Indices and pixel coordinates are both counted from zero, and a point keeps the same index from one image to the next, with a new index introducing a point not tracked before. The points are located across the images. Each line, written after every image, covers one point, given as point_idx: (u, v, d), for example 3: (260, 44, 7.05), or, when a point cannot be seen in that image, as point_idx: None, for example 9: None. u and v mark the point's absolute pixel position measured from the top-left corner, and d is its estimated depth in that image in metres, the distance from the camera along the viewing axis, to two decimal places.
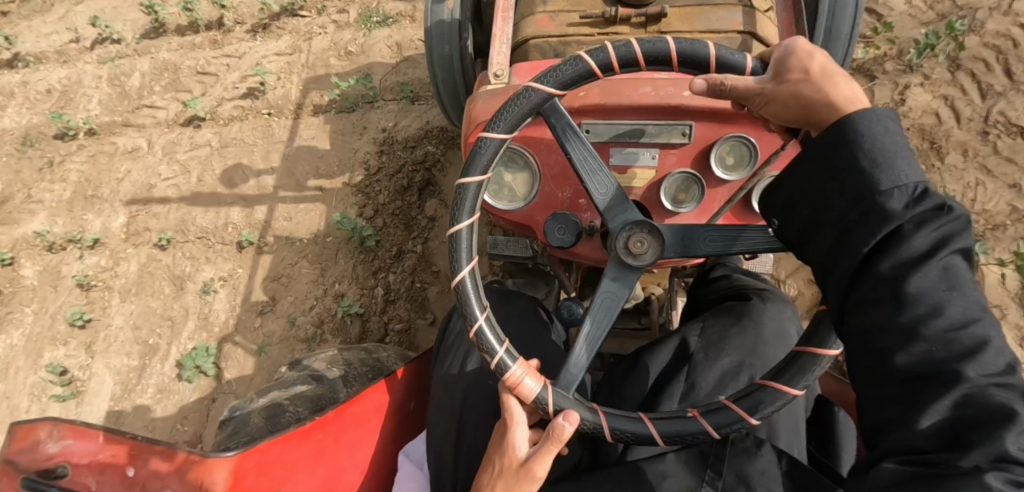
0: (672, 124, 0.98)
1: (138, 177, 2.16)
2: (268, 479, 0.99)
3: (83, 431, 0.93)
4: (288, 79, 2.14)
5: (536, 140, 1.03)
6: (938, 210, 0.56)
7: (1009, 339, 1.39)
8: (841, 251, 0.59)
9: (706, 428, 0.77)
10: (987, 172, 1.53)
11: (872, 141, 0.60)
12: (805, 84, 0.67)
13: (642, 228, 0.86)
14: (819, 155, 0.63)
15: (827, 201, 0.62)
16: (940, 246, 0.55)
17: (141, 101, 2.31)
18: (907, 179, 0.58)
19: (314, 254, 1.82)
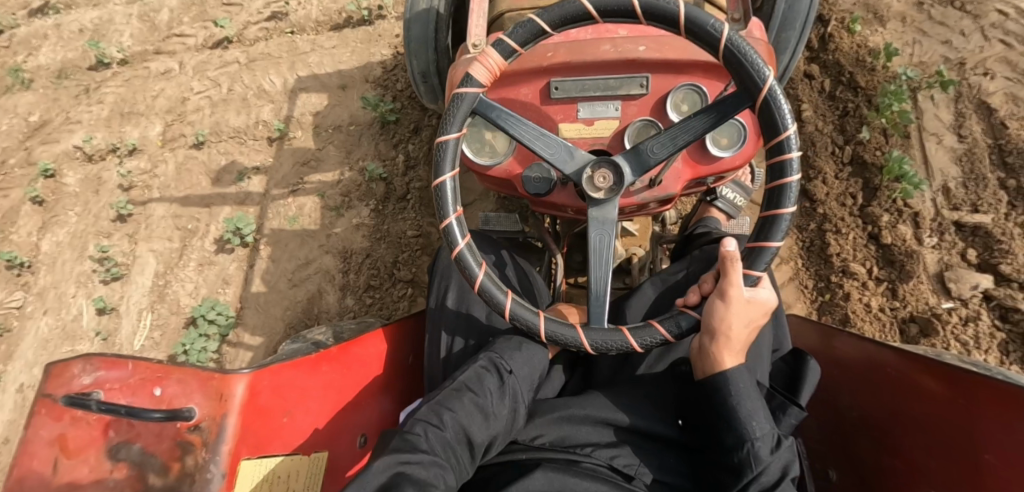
0: (630, 79, 1.12)
1: (173, 92, 2.37)
2: (281, 400, 1.10)
3: (112, 362, 0.96)
4: (308, 2, 2.37)
5: (512, 100, 1.17)
6: (785, 450, 0.93)
7: (945, 158, 1.64)
8: (716, 456, 0.97)
9: (667, 337, 0.94)
10: (924, 33, 1.81)
11: (743, 394, 0.96)
12: (730, 330, 0.95)
13: (608, 164, 0.97)
14: (709, 391, 0.99)
15: (710, 425, 0.99)
16: (782, 478, 0.92)
17: (171, 31, 2.55)
18: (759, 434, 0.93)
19: (340, 141, 2.03)
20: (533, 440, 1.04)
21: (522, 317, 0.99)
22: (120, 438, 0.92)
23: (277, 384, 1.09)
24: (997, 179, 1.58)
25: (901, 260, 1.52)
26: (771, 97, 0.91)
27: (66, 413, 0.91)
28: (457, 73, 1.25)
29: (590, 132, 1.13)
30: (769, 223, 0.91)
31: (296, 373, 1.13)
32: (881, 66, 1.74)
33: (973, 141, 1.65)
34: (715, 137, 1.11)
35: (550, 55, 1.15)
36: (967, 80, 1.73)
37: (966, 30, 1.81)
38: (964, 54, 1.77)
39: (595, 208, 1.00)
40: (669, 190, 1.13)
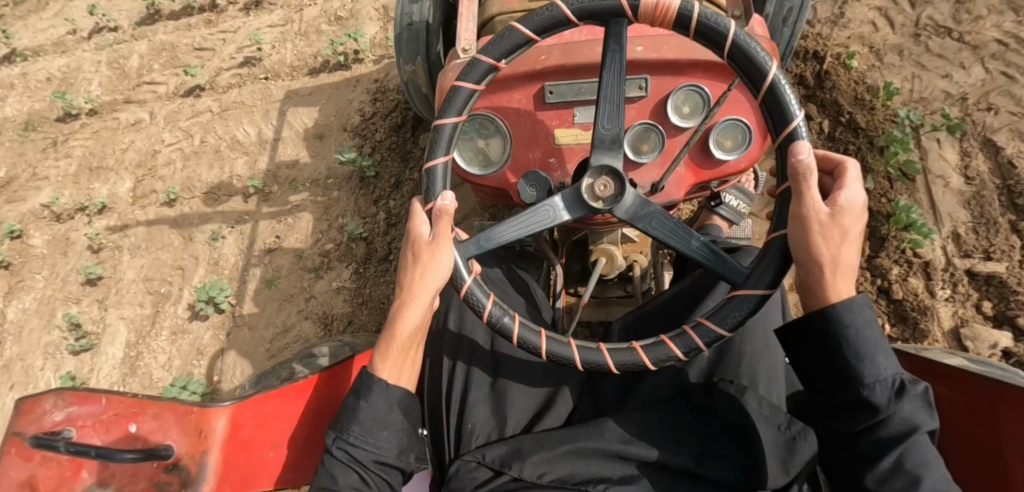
0: (630, 81, 1.12)
1: (143, 145, 2.27)
2: (267, 432, 1.04)
3: (86, 396, 0.92)
4: (283, 46, 2.30)
5: (506, 104, 1.16)
6: (911, 397, 0.86)
7: (954, 203, 1.56)
8: (843, 408, 0.91)
9: (539, 344, 0.97)
10: (922, 66, 1.75)
11: (859, 333, 0.89)
12: (814, 252, 0.88)
13: (609, 173, 0.96)
14: (816, 335, 0.92)
15: (824, 377, 0.93)
16: (914, 428, 0.85)
17: (141, 79, 2.45)
18: (886, 375, 0.87)
19: (317, 196, 1.94)
20: (540, 478, 0.97)
21: (432, 177, 1.00)
22: (94, 479, 0.88)
23: (261, 416, 1.03)
24: (1008, 222, 1.51)
25: (914, 317, 1.45)
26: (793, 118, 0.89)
27: (35, 454, 0.87)
28: (448, 77, 1.24)
29: (586, 137, 1.14)
30: (732, 306, 0.91)
31: (281, 403, 1.06)
32: (880, 105, 1.69)
33: (981, 183, 1.57)
34: (719, 138, 1.11)
35: (544, 58, 1.15)
36: (971, 116, 1.66)
37: (966, 63, 1.75)
38: (965, 88, 1.71)
39: (568, 193, 1.00)
40: (673, 196, 1.13)
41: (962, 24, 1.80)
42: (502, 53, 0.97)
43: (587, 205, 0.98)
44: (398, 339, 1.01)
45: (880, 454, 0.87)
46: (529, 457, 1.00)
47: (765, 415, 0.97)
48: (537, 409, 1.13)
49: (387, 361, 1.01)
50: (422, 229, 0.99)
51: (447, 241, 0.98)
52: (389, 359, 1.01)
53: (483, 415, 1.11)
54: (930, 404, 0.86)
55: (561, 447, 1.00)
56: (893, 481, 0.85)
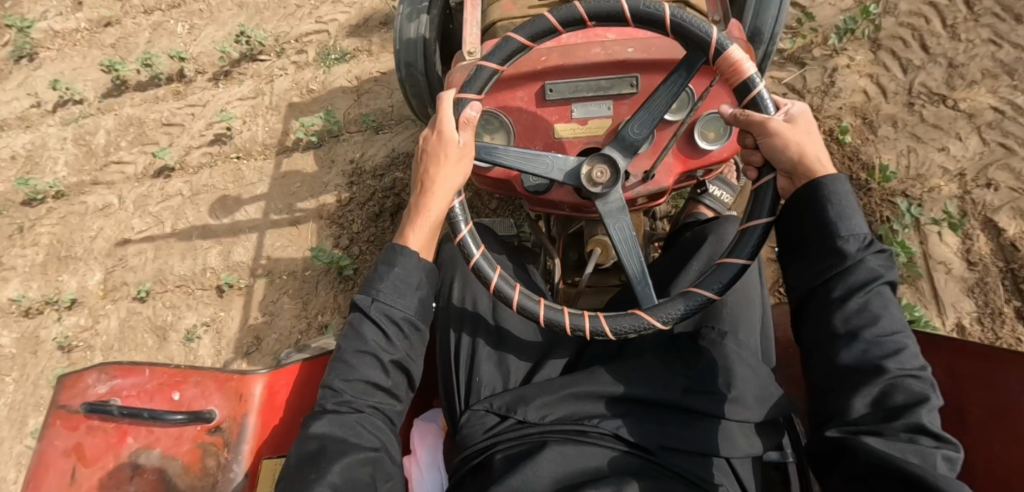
0: (620, 79, 1.16)
1: (112, 232, 2.18)
2: (299, 401, 1.16)
3: (129, 370, 1.06)
4: (254, 122, 2.21)
5: (508, 102, 1.19)
6: (877, 251, 0.88)
7: (955, 290, 1.52)
8: (814, 265, 0.90)
9: (512, 298, 0.99)
10: (918, 138, 1.69)
11: (840, 196, 0.90)
12: (801, 156, 0.94)
13: (603, 161, 1.03)
14: (801, 213, 0.93)
15: (799, 237, 0.93)
16: (877, 277, 0.86)
17: (109, 158, 2.35)
18: (859, 231, 0.88)
19: (295, 289, 1.86)
20: (541, 419, 0.99)
21: (476, 78, 1.02)
22: (141, 443, 1.02)
23: (295, 386, 1.16)
24: (1013, 311, 1.47)
25: None
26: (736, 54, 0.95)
27: (82, 423, 1.01)
28: (457, 77, 1.27)
29: (584, 132, 1.18)
30: (723, 270, 0.95)
31: (310, 374, 1.18)
32: (876, 186, 1.64)
33: (983, 268, 1.52)
34: (703, 129, 1.18)
35: (543, 59, 1.18)
36: (971, 193, 1.60)
37: (963, 133, 1.69)
38: (963, 163, 1.65)
39: (573, 162, 1.05)
40: (662, 184, 1.20)
41: (957, 90, 1.75)
42: (535, 35, 1.00)
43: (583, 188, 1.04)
44: (427, 230, 1.02)
45: (848, 294, 0.86)
46: (531, 403, 1.01)
47: (746, 359, 0.98)
48: (535, 363, 1.13)
49: (419, 238, 1.02)
50: (455, 135, 1.02)
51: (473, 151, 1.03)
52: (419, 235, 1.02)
53: (488, 370, 1.12)
54: (891, 261, 0.88)
55: (560, 391, 1.01)
56: (858, 318, 0.85)
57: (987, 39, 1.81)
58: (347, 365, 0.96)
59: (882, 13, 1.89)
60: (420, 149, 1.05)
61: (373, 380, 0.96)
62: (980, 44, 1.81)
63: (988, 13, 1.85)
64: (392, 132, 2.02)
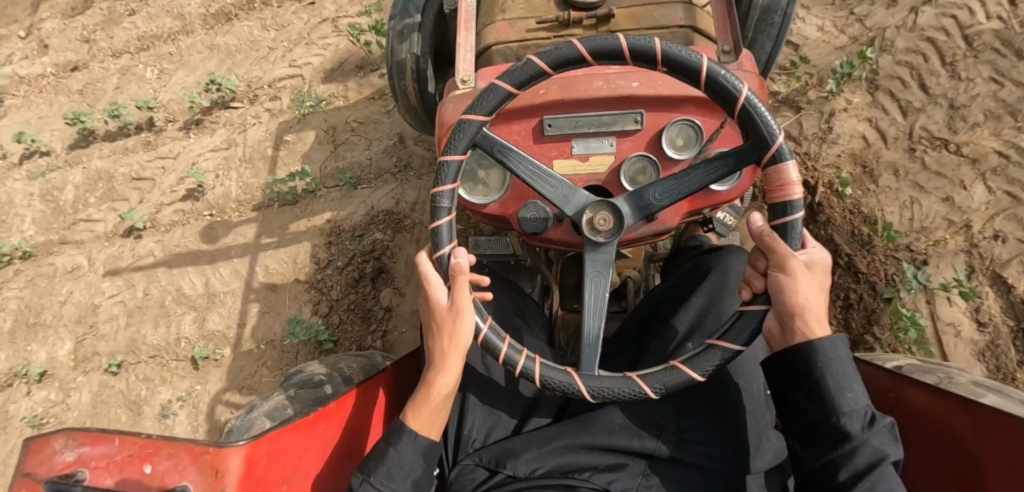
0: (625, 114, 1.05)
1: (82, 296, 2.07)
2: (280, 467, 0.95)
3: (97, 437, 0.86)
4: (227, 176, 2.11)
5: (503, 137, 1.08)
6: (880, 428, 0.82)
7: (966, 354, 1.45)
8: (812, 438, 0.85)
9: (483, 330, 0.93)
10: (920, 188, 1.62)
11: (836, 363, 0.84)
12: (806, 303, 0.85)
13: (607, 207, 0.94)
14: (792, 365, 0.86)
15: (795, 407, 0.87)
16: (882, 458, 0.80)
17: (78, 215, 2.25)
18: (859, 406, 0.82)
19: (273, 360, 1.77)
20: (531, 473, 0.98)
21: (518, 73, 0.93)
22: None
23: (275, 453, 0.94)
24: None
25: None
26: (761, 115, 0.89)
27: None
28: (446, 110, 1.16)
29: (584, 170, 1.08)
30: (710, 355, 0.87)
31: (294, 436, 0.97)
32: (879, 242, 1.56)
33: (995, 329, 1.45)
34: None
35: (540, 92, 1.07)
36: (977, 246, 1.54)
37: (967, 180, 1.62)
38: (968, 214, 1.58)
39: (575, 202, 0.96)
40: (667, 224, 1.12)
41: (958, 133, 1.68)
42: (522, 80, 0.94)
43: (585, 239, 0.95)
44: (428, 408, 0.96)
45: (852, 478, 0.80)
46: (520, 456, 1.00)
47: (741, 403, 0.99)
48: (526, 409, 1.11)
49: (423, 415, 0.96)
50: (460, 319, 0.93)
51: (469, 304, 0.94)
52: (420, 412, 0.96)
53: (477, 418, 1.09)
54: (896, 439, 0.83)
55: (549, 444, 1.01)
56: None
57: (987, 77, 1.75)
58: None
59: (878, 52, 1.82)
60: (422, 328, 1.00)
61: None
62: (981, 83, 1.74)
63: (988, 49, 1.79)
64: (371, 187, 1.93)
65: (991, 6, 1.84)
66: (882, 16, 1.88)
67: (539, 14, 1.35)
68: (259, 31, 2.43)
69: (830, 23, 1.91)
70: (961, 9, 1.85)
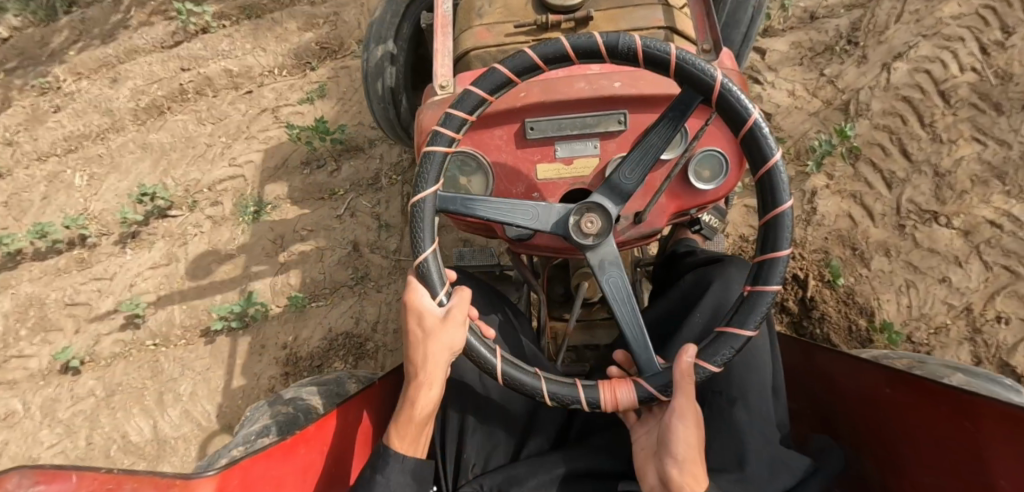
0: (607, 114, 0.98)
1: (17, 448, 1.85)
2: None
3: (55, 474, 0.76)
4: (169, 298, 1.92)
5: (485, 141, 1.01)
6: None
7: None
8: None
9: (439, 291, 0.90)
10: (914, 268, 1.54)
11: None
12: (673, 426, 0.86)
13: (597, 210, 0.89)
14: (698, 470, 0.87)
15: None
16: None
17: (7, 352, 2.00)
18: None
19: None
20: None
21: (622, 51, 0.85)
22: None
23: (248, 481, 0.87)
24: None
25: None
26: (758, 126, 0.86)
27: None
28: (424, 118, 1.08)
29: (570, 173, 1.00)
30: (725, 338, 0.85)
31: (269, 463, 0.90)
32: (880, 340, 1.50)
33: None
34: (697, 169, 0.99)
35: (521, 94, 0.99)
36: (981, 332, 1.44)
37: (962, 255, 1.53)
38: (968, 296, 1.49)
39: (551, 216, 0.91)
40: (655, 227, 1.02)
41: (947, 203, 1.59)
42: (521, 70, 0.88)
43: (574, 242, 0.90)
44: (408, 437, 0.93)
45: None
46: (526, 483, 0.99)
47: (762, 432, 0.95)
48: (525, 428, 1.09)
49: (404, 440, 0.93)
50: (452, 341, 0.89)
51: (456, 323, 0.90)
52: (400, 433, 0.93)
53: (476, 442, 1.06)
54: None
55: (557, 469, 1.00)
56: None
57: (969, 136, 1.67)
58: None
59: (854, 116, 1.73)
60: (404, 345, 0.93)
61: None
62: (964, 144, 1.66)
63: (966, 105, 1.72)
64: (327, 303, 1.78)
65: (963, 58, 1.78)
66: (853, 76, 1.79)
67: (516, 18, 1.23)
68: (194, 125, 2.24)
69: (800, 86, 1.83)
70: (933, 63, 1.78)
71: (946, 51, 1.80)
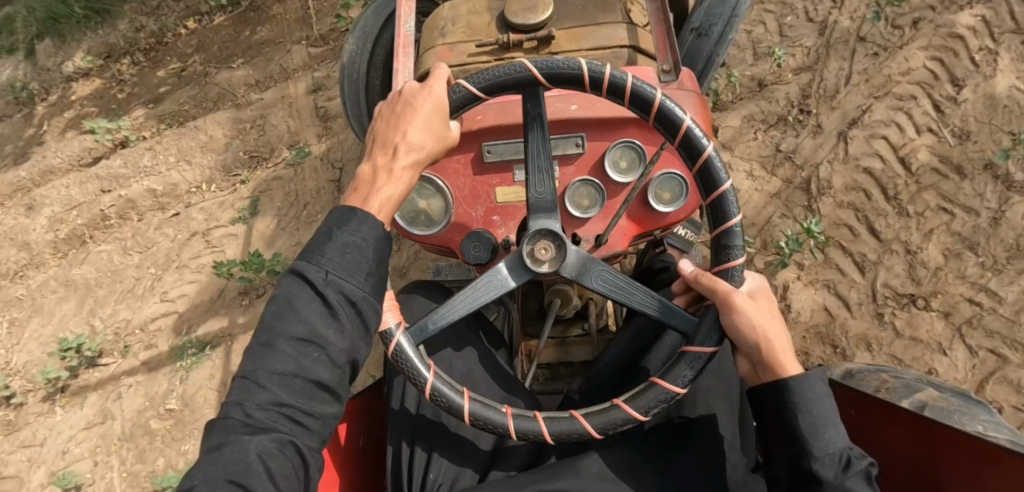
0: (566, 139, 1.11)
1: None
2: None
3: None
4: (108, 465, 1.73)
5: (446, 167, 1.11)
6: (856, 474, 0.76)
7: None
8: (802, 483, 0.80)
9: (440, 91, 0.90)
10: (899, 361, 1.48)
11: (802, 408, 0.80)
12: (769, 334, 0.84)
13: (548, 235, 0.93)
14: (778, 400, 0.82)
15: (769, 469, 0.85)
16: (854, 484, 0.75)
17: None
18: (833, 448, 0.78)
19: None
20: None
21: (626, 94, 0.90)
22: None
23: None
24: None
25: None
26: (725, 197, 0.89)
27: None
28: None
29: None
30: (654, 390, 0.87)
31: None
32: None
33: None
34: (656, 191, 1.09)
35: (478, 119, 1.11)
36: None
37: (945, 341, 1.48)
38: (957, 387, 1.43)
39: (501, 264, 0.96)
40: (615, 247, 1.10)
41: (922, 283, 1.53)
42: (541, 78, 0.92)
43: (534, 273, 0.95)
44: (383, 203, 0.81)
45: None
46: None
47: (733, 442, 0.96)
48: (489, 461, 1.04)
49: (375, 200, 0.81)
50: (446, 130, 0.90)
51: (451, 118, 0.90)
52: (374, 196, 0.81)
53: (441, 464, 1.01)
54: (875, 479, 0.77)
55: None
56: None
57: (936, 206, 1.62)
58: (268, 348, 0.72)
59: (816, 196, 1.66)
60: (381, 111, 0.89)
61: (313, 385, 0.72)
62: (931, 215, 1.61)
63: (928, 170, 1.66)
64: None
65: (917, 118, 1.74)
66: (810, 149, 1.73)
67: (481, 37, 1.30)
68: (120, 256, 2.05)
69: (758, 165, 1.76)
70: (889, 127, 1.73)
71: (900, 113, 1.75)
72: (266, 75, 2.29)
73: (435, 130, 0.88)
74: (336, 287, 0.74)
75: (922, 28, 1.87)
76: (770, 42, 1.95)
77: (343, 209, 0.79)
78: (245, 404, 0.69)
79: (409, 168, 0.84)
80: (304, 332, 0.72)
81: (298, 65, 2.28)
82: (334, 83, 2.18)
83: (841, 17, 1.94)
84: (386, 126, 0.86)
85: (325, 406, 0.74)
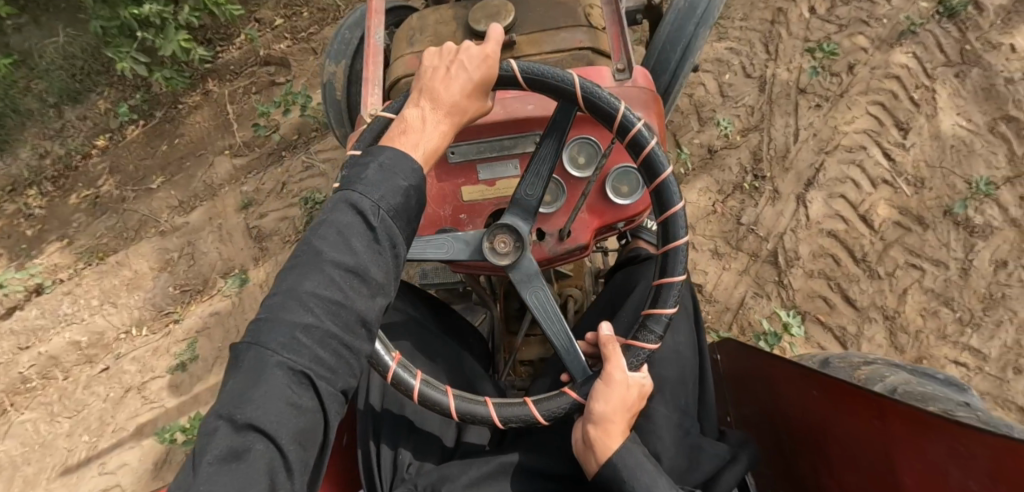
0: (524, 137, 1.08)
1: None
2: None
3: None
4: None
5: None
6: None
7: None
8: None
9: (485, 53, 0.90)
10: None
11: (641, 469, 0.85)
12: (612, 417, 0.87)
13: (505, 229, 0.97)
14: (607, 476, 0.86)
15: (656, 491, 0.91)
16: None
17: None
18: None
19: None
20: None
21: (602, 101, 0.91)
22: None
23: None
24: None
25: None
26: (669, 287, 0.91)
27: None
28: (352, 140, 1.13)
29: (494, 193, 1.08)
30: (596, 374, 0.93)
31: None
32: None
33: None
34: (615, 184, 1.06)
35: None
36: None
37: None
38: None
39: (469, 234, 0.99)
40: (578, 242, 1.06)
41: (905, 350, 1.51)
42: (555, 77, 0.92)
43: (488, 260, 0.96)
44: (423, 157, 0.83)
45: None
46: (457, 480, 0.98)
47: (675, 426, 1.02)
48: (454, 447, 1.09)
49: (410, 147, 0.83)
50: (484, 99, 0.92)
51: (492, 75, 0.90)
52: (419, 146, 0.84)
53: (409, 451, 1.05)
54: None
55: (489, 465, 0.99)
56: None
57: (905, 263, 1.59)
58: (314, 269, 0.71)
59: (785, 269, 1.62)
60: (427, 67, 0.89)
61: (354, 318, 0.72)
62: (902, 272, 1.58)
63: (891, 225, 1.64)
64: None
65: (871, 170, 1.71)
66: (772, 219, 1.68)
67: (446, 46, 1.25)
68: (47, 424, 1.83)
69: (721, 241, 1.70)
70: (845, 184, 1.70)
71: (853, 166, 1.72)
72: (190, 194, 2.10)
73: (463, 92, 0.88)
74: (382, 227, 0.75)
75: (858, 72, 1.85)
76: (713, 105, 1.90)
77: (393, 149, 0.80)
78: (288, 326, 0.68)
79: (447, 127, 0.87)
80: (351, 264, 0.72)
81: (223, 179, 2.12)
82: (265, 197, 2.06)
83: (778, 69, 1.92)
84: (433, 80, 0.88)
85: (363, 344, 0.74)
